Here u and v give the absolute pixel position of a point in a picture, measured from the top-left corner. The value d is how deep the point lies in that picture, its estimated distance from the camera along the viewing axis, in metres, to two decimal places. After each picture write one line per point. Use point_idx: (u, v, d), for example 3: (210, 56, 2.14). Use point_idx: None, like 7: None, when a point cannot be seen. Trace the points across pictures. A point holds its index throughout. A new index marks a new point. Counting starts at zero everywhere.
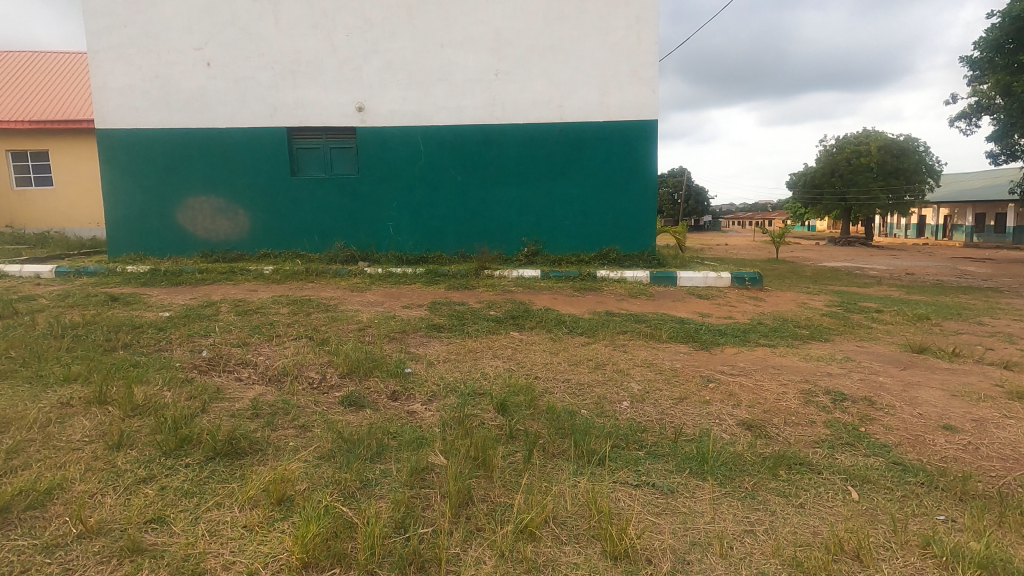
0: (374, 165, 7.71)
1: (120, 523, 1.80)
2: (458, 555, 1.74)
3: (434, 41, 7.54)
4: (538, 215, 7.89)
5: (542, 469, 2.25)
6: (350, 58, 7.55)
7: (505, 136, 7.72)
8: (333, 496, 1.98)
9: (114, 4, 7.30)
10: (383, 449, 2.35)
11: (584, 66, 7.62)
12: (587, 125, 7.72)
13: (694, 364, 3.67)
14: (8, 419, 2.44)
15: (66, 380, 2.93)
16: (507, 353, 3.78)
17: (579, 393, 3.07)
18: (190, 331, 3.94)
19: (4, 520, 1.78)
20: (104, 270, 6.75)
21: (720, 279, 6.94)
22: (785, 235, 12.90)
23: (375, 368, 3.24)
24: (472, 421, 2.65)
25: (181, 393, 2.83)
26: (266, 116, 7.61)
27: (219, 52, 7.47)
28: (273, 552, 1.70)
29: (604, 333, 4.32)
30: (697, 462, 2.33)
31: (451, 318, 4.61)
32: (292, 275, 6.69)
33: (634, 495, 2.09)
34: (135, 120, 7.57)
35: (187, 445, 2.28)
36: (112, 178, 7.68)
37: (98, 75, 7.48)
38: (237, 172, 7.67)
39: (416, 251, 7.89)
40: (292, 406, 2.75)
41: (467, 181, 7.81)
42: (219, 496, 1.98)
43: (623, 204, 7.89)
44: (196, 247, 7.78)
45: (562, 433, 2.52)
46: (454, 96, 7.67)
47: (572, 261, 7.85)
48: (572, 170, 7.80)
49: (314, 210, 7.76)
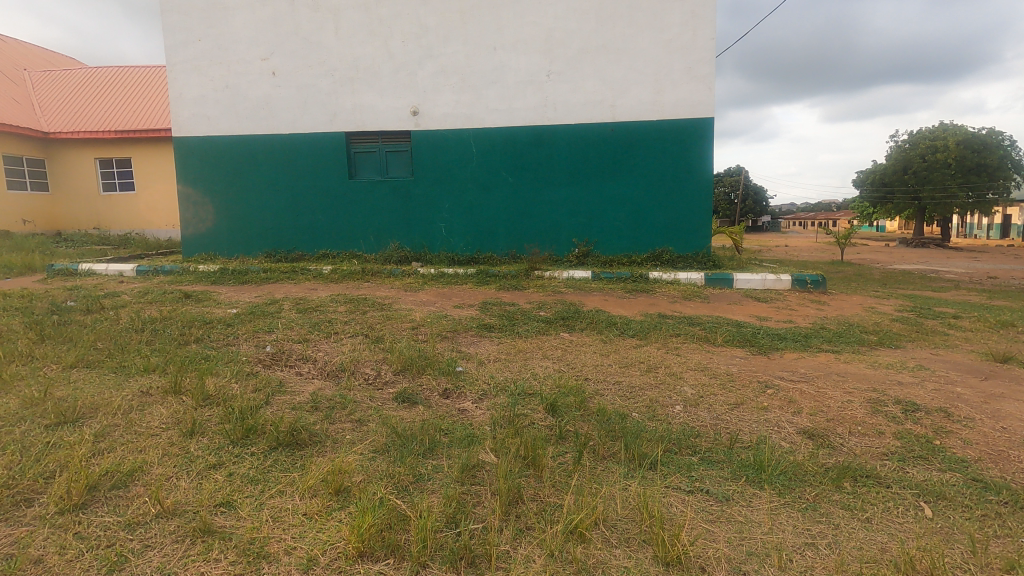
0: (427, 167, 7.88)
1: (192, 506, 1.92)
2: (508, 552, 1.75)
3: (486, 45, 7.62)
4: (589, 216, 7.84)
5: (592, 471, 2.24)
6: (406, 64, 7.74)
7: (557, 137, 7.71)
8: (387, 489, 2.04)
9: (189, 19, 7.78)
10: (435, 445, 2.40)
11: (637, 65, 7.51)
12: (640, 124, 7.61)
13: (751, 369, 3.55)
14: (96, 405, 2.65)
15: (146, 370, 3.15)
16: (557, 353, 3.77)
17: (631, 396, 3.02)
18: (255, 327, 4.16)
19: (93, 497, 1.94)
20: (178, 269, 7.19)
21: (779, 282, 6.69)
22: (851, 237, 12.24)
23: (427, 366, 3.31)
24: (522, 421, 2.66)
25: (248, 386, 2.99)
26: (326, 121, 7.91)
27: (283, 61, 7.82)
28: (331, 541, 1.77)
29: (656, 335, 4.25)
30: (754, 470, 2.26)
31: (501, 318, 4.65)
32: (349, 275, 6.93)
33: (687, 501, 2.05)
34: (207, 128, 8.03)
35: (252, 434, 2.41)
36: (185, 182, 8.17)
37: (175, 86, 7.99)
38: (298, 176, 8.01)
39: (467, 252, 7.99)
40: (349, 401, 2.85)
41: (518, 182, 7.84)
42: (281, 484, 2.08)
43: (677, 204, 7.73)
44: (261, 247, 8.19)
45: (612, 435, 2.50)
46: (506, 98, 7.72)
47: (623, 262, 7.75)
48: (625, 170, 7.71)
49: (370, 212, 8.00)
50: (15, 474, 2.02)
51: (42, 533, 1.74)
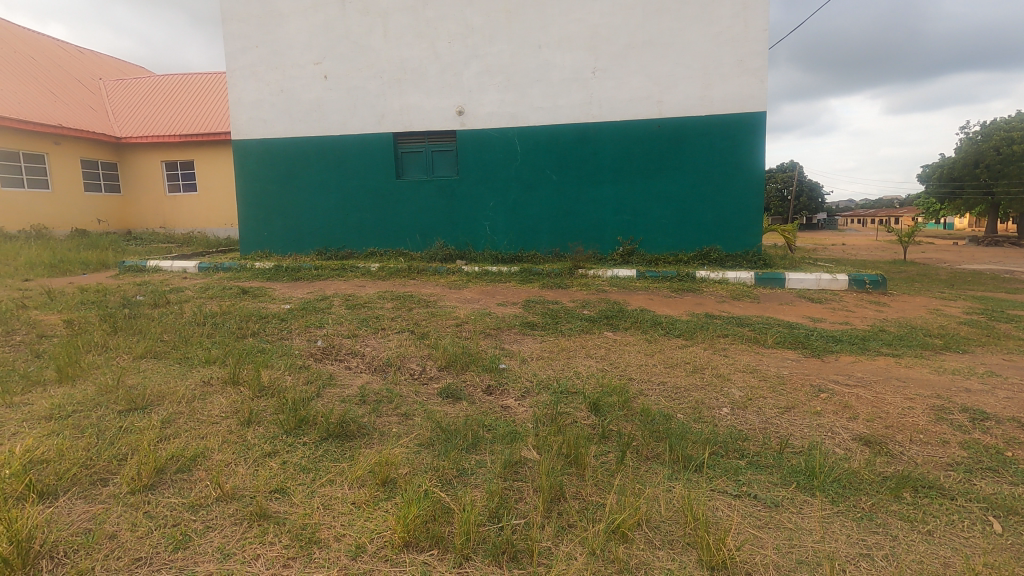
0: (472, 167, 7.96)
1: (250, 490, 2.03)
2: (550, 549, 1.76)
3: (531, 43, 7.63)
4: (634, 214, 7.74)
5: (635, 471, 2.22)
6: (451, 64, 7.84)
7: (602, 134, 7.64)
8: (431, 482, 2.08)
9: (247, 27, 8.13)
10: (478, 440, 2.44)
11: (685, 59, 7.35)
12: (688, 120, 7.45)
13: (804, 371, 3.44)
14: (162, 393, 2.83)
15: (208, 362, 3.33)
16: (600, 353, 3.75)
17: (675, 397, 2.97)
18: (307, 322, 4.31)
19: (160, 479, 2.07)
20: (236, 266, 7.54)
21: (835, 282, 6.42)
22: (914, 235, 11.59)
23: (471, 362, 3.36)
24: (564, 419, 2.66)
25: (300, 378, 3.12)
26: (375, 122, 8.11)
27: (335, 65, 8.07)
28: (378, 529, 1.83)
29: (702, 336, 4.16)
30: (804, 476, 2.18)
31: (544, 316, 4.66)
32: (396, 272, 7.09)
33: (733, 505, 2.00)
34: (263, 131, 8.37)
35: (304, 425, 2.51)
36: (243, 183, 8.53)
37: (234, 92, 8.37)
38: (347, 176, 8.25)
39: (511, 250, 8.03)
40: (395, 395, 2.92)
41: (563, 181, 7.82)
42: (332, 474, 2.16)
43: (725, 201, 7.53)
44: (313, 245, 8.49)
45: (656, 435, 2.47)
46: (551, 96, 7.70)
47: (669, 261, 7.60)
48: (672, 167, 7.57)
49: (416, 211, 8.16)
50: (93, 455, 2.18)
51: (116, 511, 1.88)
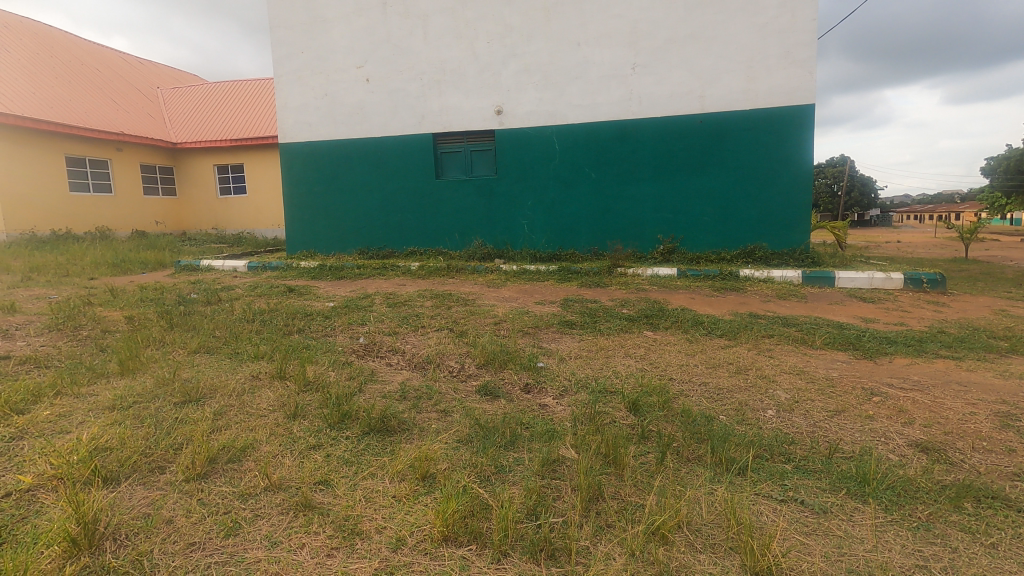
0: (511, 166, 7.98)
1: (295, 481, 2.10)
2: (588, 548, 1.75)
3: (570, 41, 7.58)
4: (675, 211, 7.60)
5: (676, 473, 2.18)
6: (490, 64, 7.88)
7: (642, 131, 7.53)
8: (470, 478, 2.11)
9: (293, 34, 8.39)
10: (516, 438, 2.44)
11: (729, 52, 7.16)
12: (731, 114, 7.26)
13: (855, 373, 3.30)
14: (214, 386, 2.96)
15: (256, 357, 3.46)
16: (639, 352, 3.70)
17: (717, 398, 2.90)
18: (350, 319, 4.43)
19: (212, 468, 2.17)
20: (283, 265, 7.81)
21: (889, 281, 6.13)
22: (977, 231, 10.94)
23: (509, 360, 3.37)
24: (603, 419, 2.64)
25: (344, 373, 3.21)
26: (415, 123, 8.24)
27: (376, 68, 8.24)
28: (418, 523, 1.86)
29: (746, 336, 4.04)
30: (855, 482, 2.09)
31: (583, 315, 4.63)
32: (435, 271, 7.18)
33: (779, 510, 1.94)
34: (308, 134, 8.62)
35: (347, 419, 2.58)
36: (289, 185, 8.80)
37: (281, 97, 8.65)
38: (389, 177, 8.41)
39: (549, 249, 8.01)
40: (435, 391, 2.96)
41: (602, 179, 7.75)
42: (373, 467, 2.21)
43: (771, 197, 7.32)
44: (356, 244, 8.70)
45: (697, 437, 2.42)
46: (589, 93, 7.64)
47: (711, 259, 7.43)
48: (714, 164, 7.40)
49: (455, 210, 8.24)
50: (151, 444, 2.30)
51: (173, 497, 1.97)
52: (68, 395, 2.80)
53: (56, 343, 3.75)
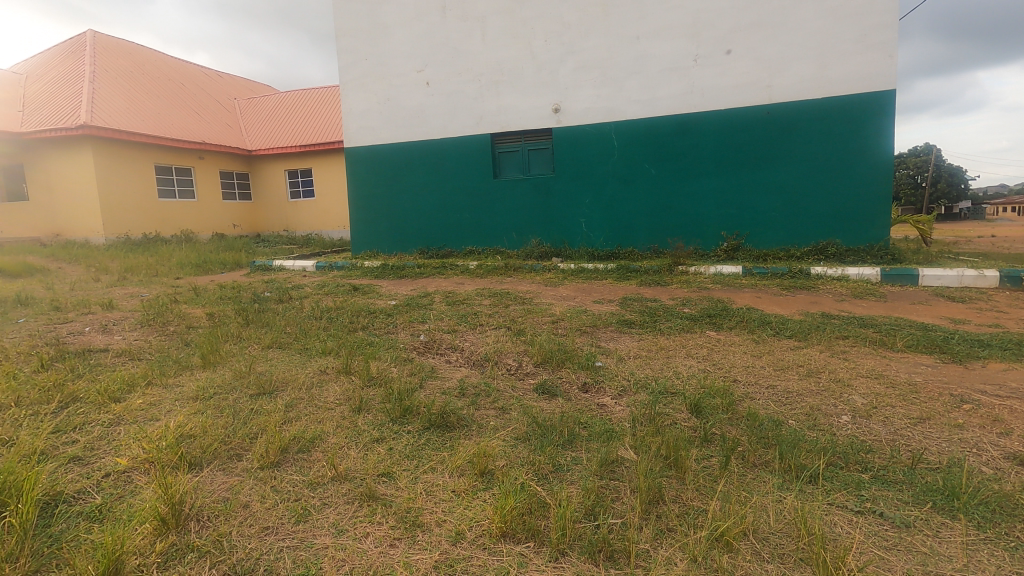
0: (568, 164, 7.94)
1: (360, 473, 2.18)
2: (648, 551, 1.72)
3: (629, 35, 7.44)
4: (740, 207, 7.31)
5: (741, 478, 2.10)
6: (547, 62, 7.86)
7: (705, 124, 7.29)
8: (528, 476, 2.11)
9: (357, 42, 8.69)
10: (574, 437, 2.43)
11: (799, 38, 6.80)
12: (801, 104, 6.91)
13: (942, 379, 3.05)
14: (286, 379, 3.13)
15: (324, 352, 3.63)
16: (702, 352, 3.58)
17: (787, 402, 2.77)
18: (411, 317, 4.55)
19: (284, 457, 2.29)
20: (348, 264, 8.12)
21: (982, 279, 5.64)
22: None
23: (567, 359, 3.35)
24: (663, 420, 2.58)
25: (405, 369, 3.30)
26: (473, 124, 8.35)
27: (436, 71, 8.41)
28: (476, 518, 1.89)
29: (818, 337, 3.82)
30: (941, 495, 1.94)
31: (642, 315, 4.53)
32: (493, 270, 7.25)
33: (854, 522, 1.83)
34: (371, 139, 8.91)
35: (408, 414, 2.66)
36: (354, 188, 9.14)
37: (347, 103, 9.00)
38: (448, 177, 8.57)
39: (607, 247, 7.91)
40: (493, 389, 3.00)
41: (662, 175, 7.57)
42: (433, 462, 2.26)
43: (845, 190, 6.91)
44: (416, 244, 8.92)
45: (765, 442, 2.32)
46: (649, 88, 7.48)
47: (780, 256, 7.09)
48: (782, 156, 7.07)
49: (512, 209, 8.29)
50: (230, 432, 2.45)
51: (249, 483, 2.10)
52: (158, 385, 3.03)
53: (147, 337, 4.07)
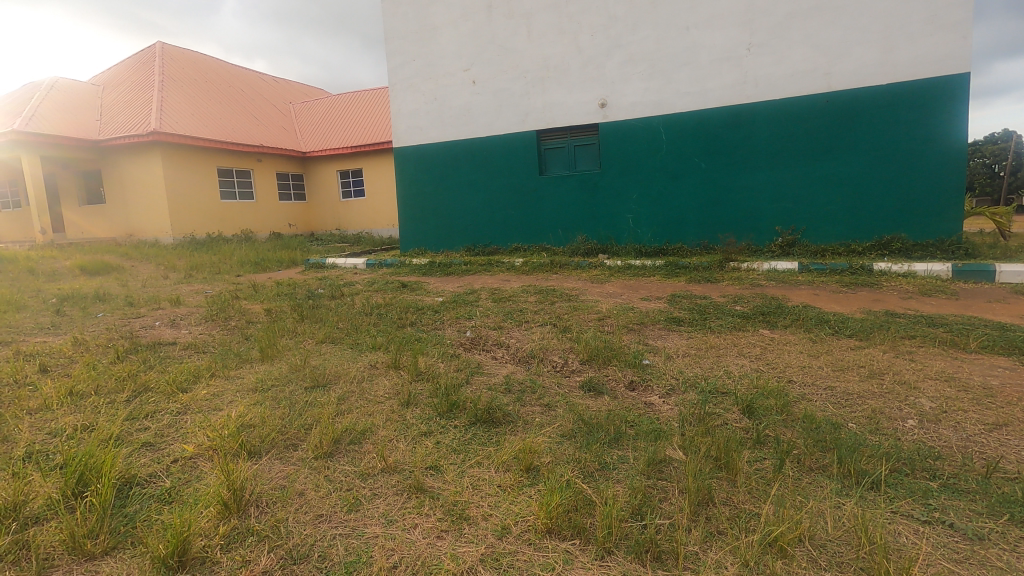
0: (615, 159, 7.83)
1: (409, 465, 2.23)
2: (697, 553, 1.68)
3: (678, 26, 7.26)
4: (796, 200, 7.01)
5: (796, 482, 2.02)
6: (594, 57, 7.77)
7: (758, 115, 7.04)
8: (573, 473, 2.11)
9: (406, 43, 8.87)
10: (621, 436, 2.41)
11: (862, 21, 6.45)
12: (863, 90, 6.56)
13: (1021, 383, 2.83)
14: (339, 373, 3.24)
15: (374, 348, 3.72)
16: (754, 351, 3.47)
17: (846, 404, 2.64)
18: (458, 314, 4.61)
19: (337, 448, 2.37)
20: (397, 262, 8.30)
21: None
22: None
23: (614, 357, 3.32)
24: (714, 420, 2.52)
25: (452, 365, 3.35)
26: (519, 121, 8.36)
27: (482, 70, 8.47)
28: (522, 514, 1.90)
29: (881, 336, 3.63)
30: (1019, 507, 1.81)
31: (691, 312, 4.42)
32: (539, 267, 7.25)
33: (920, 532, 1.73)
34: (419, 138, 9.08)
35: (455, 409, 2.70)
36: (402, 187, 9.33)
37: (396, 104, 9.20)
38: (494, 175, 8.62)
39: (655, 243, 7.76)
40: (539, 386, 3.00)
41: (713, 169, 7.35)
42: (479, 456, 2.29)
43: (912, 181, 6.51)
44: (463, 242, 9.02)
45: (822, 445, 2.22)
46: (699, 79, 7.27)
47: (839, 251, 6.76)
48: (843, 146, 6.73)
49: (558, 206, 8.26)
50: (286, 423, 2.56)
51: (304, 472, 2.19)
52: (220, 377, 3.20)
53: (211, 331, 4.31)
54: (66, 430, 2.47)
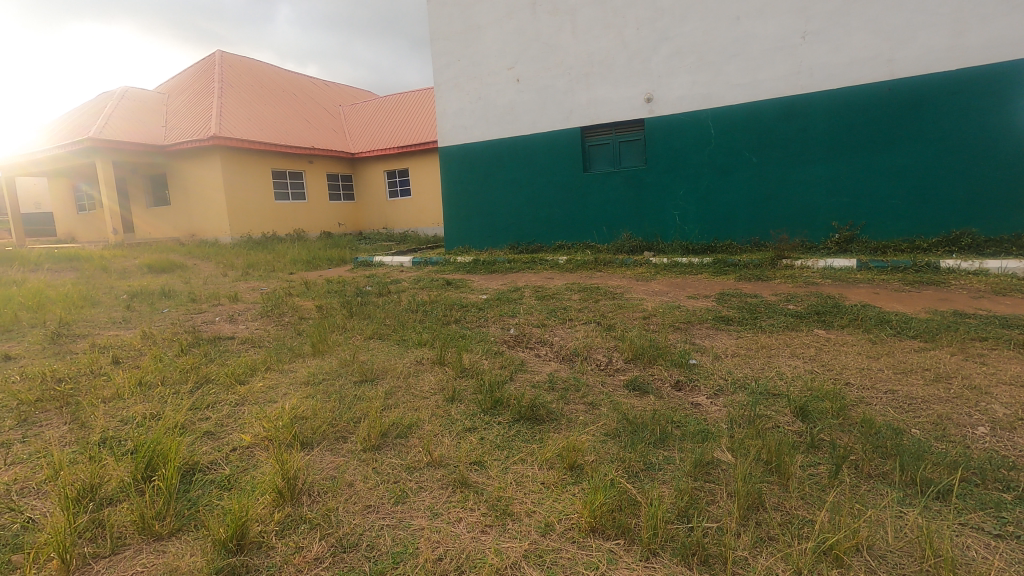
0: (661, 154, 7.68)
1: (453, 459, 2.26)
2: (746, 559, 1.63)
3: (728, 16, 7.04)
4: (854, 195, 6.69)
5: (854, 490, 1.93)
6: (640, 51, 7.63)
7: (813, 106, 6.75)
8: (618, 472, 2.09)
9: (451, 44, 8.99)
10: (667, 436, 2.36)
11: (928, 4, 6.08)
12: (931, 77, 6.18)
13: None
14: (386, 368, 3.32)
15: (419, 344, 3.79)
16: (808, 352, 3.33)
17: (909, 409, 2.51)
18: (501, 311, 4.63)
19: (384, 441, 2.43)
20: (442, 260, 8.41)
21: None
22: None
23: (660, 356, 3.26)
24: (765, 423, 2.44)
25: (496, 362, 3.38)
26: (563, 118, 8.31)
27: (526, 67, 8.47)
28: (566, 512, 1.90)
29: (949, 338, 3.42)
30: None
31: (741, 312, 4.28)
32: (583, 265, 7.21)
33: (993, 546, 1.62)
34: (463, 138, 9.17)
35: (499, 405, 2.73)
36: (448, 186, 9.45)
37: (441, 104, 9.34)
38: (538, 172, 8.62)
39: (703, 240, 7.57)
40: (582, 383, 2.99)
41: (764, 163, 7.11)
42: (523, 453, 2.30)
43: (984, 172, 6.10)
44: (507, 240, 9.06)
45: (882, 451, 2.12)
46: (750, 71, 7.04)
47: (902, 247, 6.42)
48: (907, 136, 6.37)
49: (602, 203, 8.17)
50: (336, 416, 2.65)
51: (353, 464, 2.25)
52: (275, 370, 3.34)
53: (266, 326, 4.50)
54: (136, 418, 2.64)
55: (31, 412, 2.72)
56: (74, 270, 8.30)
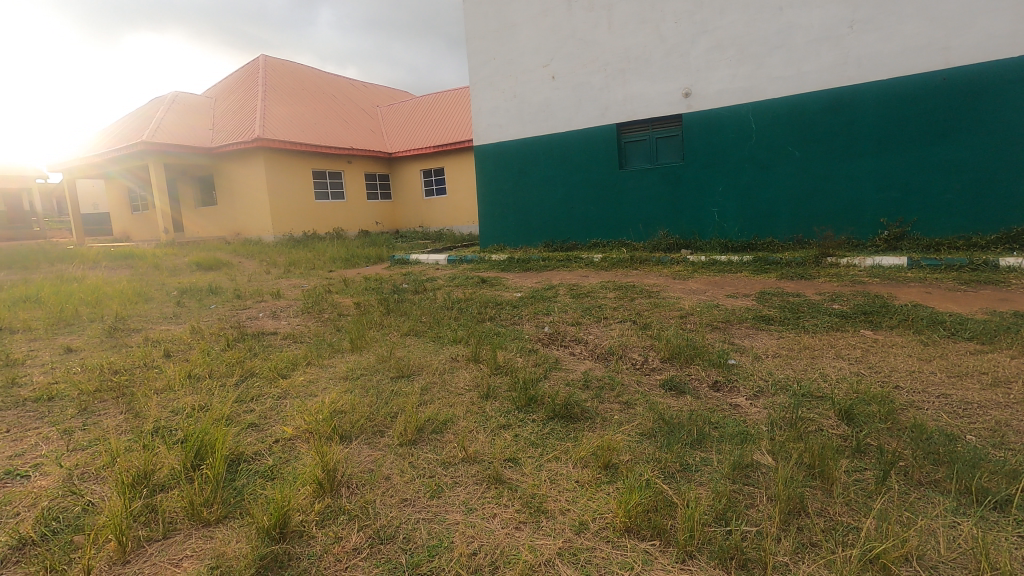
0: (700, 150, 7.52)
1: (488, 456, 2.28)
2: (787, 565, 1.59)
3: (771, 6, 6.83)
4: (905, 190, 6.40)
5: (903, 498, 1.86)
6: (678, 45, 7.49)
7: (862, 98, 6.49)
8: (653, 472, 2.06)
9: (487, 43, 9.04)
10: (705, 437, 2.32)
11: None
12: (990, 65, 5.85)
13: None
14: (421, 364, 3.37)
15: (454, 341, 3.83)
16: (855, 354, 3.21)
17: (963, 414, 2.39)
18: (536, 309, 4.63)
19: (420, 436, 2.47)
20: (477, 258, 8.47)
21: None
22: None
23: (697, 356, 3.20)
24: (807, 426, 2.36)
25: (530, 360, 3.39)
26: (598, 115, 8.24)
27: (561, 64, 8.43)
28: (600, 511, 1.89)
29: (1008, 341, 3.23)
30: None
31: (782, 311, 4.15)
32: (618, 263, 7.14)
33: None
34: (498, 136, 9.21)
35: (533, 403, 2.73)
36: (483, 184, 9.51)
37: (477, 103, 9.39)
38: (573, 170, 8.57)
39: (743, 237, 7.39)
40: (618, 382, 2.97)
41: (807, 158, 6.89)
42: (557, 451, 2.30)
43: None
44: (541, 238, 9.05)
45: (934, 458, 2.02)
46: (794, 63, 6.82)
47: (957, 245, 6.11)
48: (964, 128, 6.05)
49: (639, 200, 8.07)
50: (374, 410, 2.71)
51: (390, 457, 2.30)
52: (315, 364, 3.44)
53: (307, 322, 4.63)
54: (186, 409, 2.75)
55: (90, 402, 2.87)
56: (128, 267, 8.71)
